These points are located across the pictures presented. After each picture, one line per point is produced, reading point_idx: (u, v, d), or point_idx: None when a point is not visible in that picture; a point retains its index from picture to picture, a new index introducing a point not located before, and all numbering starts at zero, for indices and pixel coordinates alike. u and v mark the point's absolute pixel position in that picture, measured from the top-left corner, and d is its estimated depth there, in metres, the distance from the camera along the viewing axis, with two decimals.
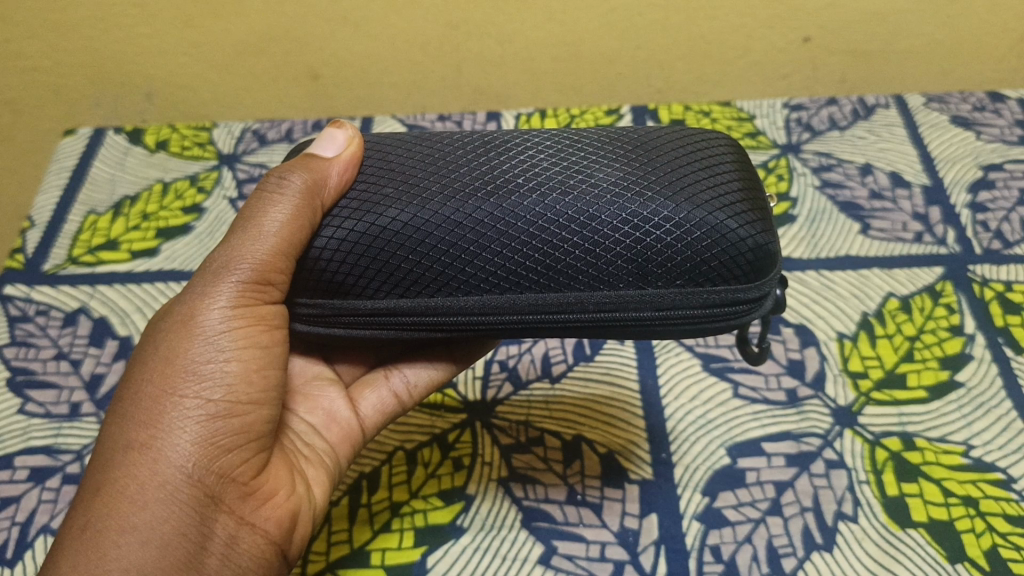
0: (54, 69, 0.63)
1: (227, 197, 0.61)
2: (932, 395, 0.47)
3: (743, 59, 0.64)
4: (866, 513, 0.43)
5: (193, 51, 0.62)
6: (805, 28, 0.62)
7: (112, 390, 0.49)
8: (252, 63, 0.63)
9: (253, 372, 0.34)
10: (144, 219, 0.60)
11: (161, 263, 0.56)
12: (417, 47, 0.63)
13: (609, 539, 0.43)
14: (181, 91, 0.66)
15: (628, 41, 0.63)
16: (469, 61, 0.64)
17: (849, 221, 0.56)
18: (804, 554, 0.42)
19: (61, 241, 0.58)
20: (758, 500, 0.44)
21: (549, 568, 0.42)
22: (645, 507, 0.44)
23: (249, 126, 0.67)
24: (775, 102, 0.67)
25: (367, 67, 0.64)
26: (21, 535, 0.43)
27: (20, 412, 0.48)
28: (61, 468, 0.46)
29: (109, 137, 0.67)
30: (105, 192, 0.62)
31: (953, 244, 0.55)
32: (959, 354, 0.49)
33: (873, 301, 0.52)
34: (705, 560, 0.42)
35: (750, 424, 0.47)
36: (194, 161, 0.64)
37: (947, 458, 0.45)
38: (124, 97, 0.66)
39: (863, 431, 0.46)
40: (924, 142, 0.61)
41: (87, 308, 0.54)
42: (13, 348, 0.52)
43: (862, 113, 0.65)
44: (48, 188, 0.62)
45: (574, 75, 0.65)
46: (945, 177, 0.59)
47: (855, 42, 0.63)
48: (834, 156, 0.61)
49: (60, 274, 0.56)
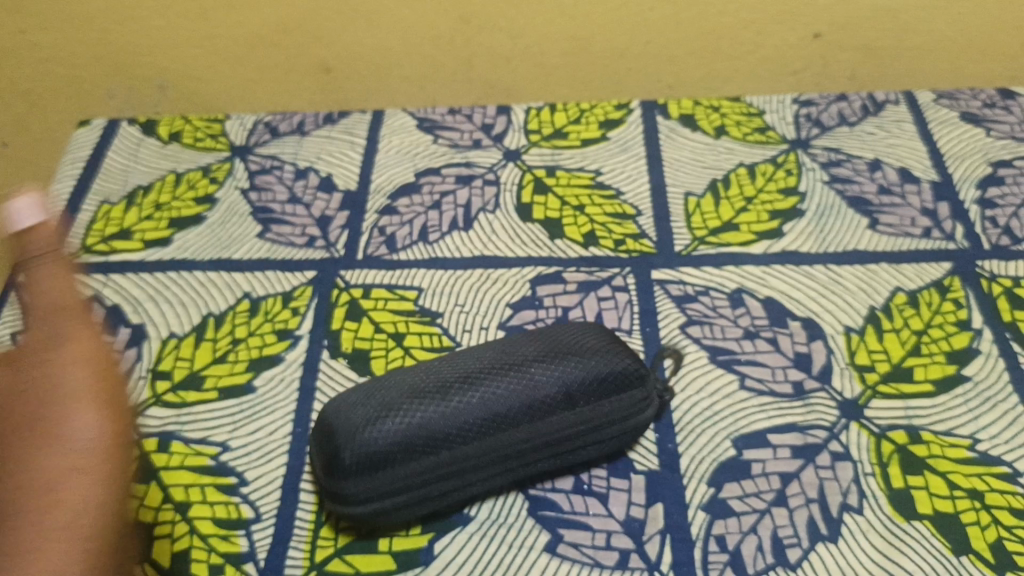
0: (69, 62, 0.64)
1: (239, 188, 0.61)
2: (939, 389, 0.47)
3: (755, 55, 0.64)
4: (872, 505, 0.43)
5: (205, 44, 0.63)
6: (816, 24, 0.62)
7: (124, 377, 0.50)
8: (264, 56, 0.64)
9: (48, 360, 0.36)
10: (157, 210, 0.60)
11: (173, 253, 0.57)
12: (427, 41, 0.64)
13: (615, 528, 0.43)
14: (192, 83, 0.66)
15: (637, 36, 0.63)
16: (478, 55, 0.64)
17: (857, 216, 0.56)
18: (809, 545, 0.42)
19: (75, 231, 0.59)
20: (763, 491, 0.44)
21: (555, 556, 0.42)
22: (650, 496, 0.44)
23: (261, 118, 0.68)
24: (785, 97, 0.67)
25: (377, 60, 0.65)
26: None
27: None
28: None
29: (124, 127, 0.68)
30: (118, 183, 0.63)
31: (962, 239, 0.55)
32: (966, 348, 0.49)
33: (881, 296, 0.52)
34: (710, 550, 0.42)
35: (756, 416, 0.47)
36: (207, 153, 0.64)
37: (953, 452, 0.45)
38: (137, 90, 0.67)
39: (868, 423, 0.46)
40: (933, 138, 0.61)
41: (100, 296, 0.54)
42: None
43: (871, 108, 0.65)
44: (64, 179, 0.63)
45: (584, 70, 0.66)
46: (954, 173, 0.59)
47: (867, 39, 0.64)
48: (842, 151, 0.61)
49: (74, 263, 0.56)
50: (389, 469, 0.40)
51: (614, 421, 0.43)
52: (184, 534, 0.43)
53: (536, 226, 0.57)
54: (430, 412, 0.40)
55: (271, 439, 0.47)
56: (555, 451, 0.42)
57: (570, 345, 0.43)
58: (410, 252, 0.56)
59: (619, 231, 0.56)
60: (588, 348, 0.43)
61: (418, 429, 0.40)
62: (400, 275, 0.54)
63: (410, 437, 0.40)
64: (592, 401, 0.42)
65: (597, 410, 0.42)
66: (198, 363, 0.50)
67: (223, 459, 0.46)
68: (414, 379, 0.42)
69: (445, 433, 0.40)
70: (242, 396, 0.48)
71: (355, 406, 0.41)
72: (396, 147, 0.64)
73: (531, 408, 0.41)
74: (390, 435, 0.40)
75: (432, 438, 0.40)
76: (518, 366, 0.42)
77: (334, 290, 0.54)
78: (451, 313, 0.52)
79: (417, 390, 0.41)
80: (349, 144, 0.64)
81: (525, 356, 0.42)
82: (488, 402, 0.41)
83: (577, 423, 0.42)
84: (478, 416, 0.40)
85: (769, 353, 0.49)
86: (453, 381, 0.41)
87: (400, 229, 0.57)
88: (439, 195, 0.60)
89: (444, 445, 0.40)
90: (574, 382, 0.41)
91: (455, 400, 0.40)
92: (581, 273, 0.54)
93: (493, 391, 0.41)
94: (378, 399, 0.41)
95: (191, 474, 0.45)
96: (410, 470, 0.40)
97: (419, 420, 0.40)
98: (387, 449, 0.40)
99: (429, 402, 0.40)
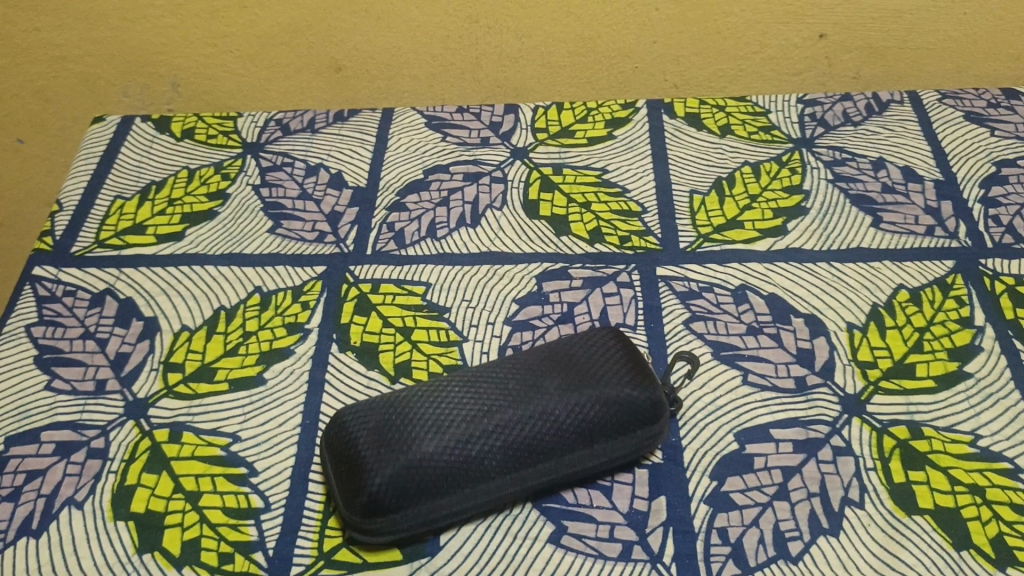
0: (84, 59, 0.68)
1: (251, 184, 0.62)
2: (940, 385, 0.48)
3: (760, 55, 0.66)
4: (872, 499, 0.44)
5: (219, 42, 0.66)
6: (820, 25, 0.64)
7: (137, 369, 0.50)
8: (279, 54, 0.67)
9: None
10: (170, 204, 0.61)
11: (185, 247, 0.58)
12: (437, 39, 0.66)
13: (618, 520, 0.44)
14: (205, 81, 0.69)
15: (641, 37, 0.65)
16: (486, 54, 0.66)
17: (861, 214, 0.57)
18: (810, 538, 0.42)
19: (89, 224, 0.60)
20: (765, 485, 0.44)
21: (558, 547, 0.43)
22: (654, 489, 0.45)
23: (273, 116, 0.68)
24: (790, 97, 0.67)
25: (388, 59, 0.67)
26: (46, 507, 0.45)
27: (47, 388, 0.50)
28: (86, 443, 0.47)
29: (137, 124, 0.68)
30: (131, 178, 0.63)
31: (965, 238, 0.55)
32: (967, 345, 0.49)
33: (884, 293, 0.52)
34: (712, 543, 0.43)
35: (759, 410, 0.47)
36: (219, 150, 0.65)
37: (954, 447, 0.45)
38: (151, 87, 0.69)
39: (870, 419, 0.47)
40: (937, 137, 0.62)
41: (114, 289, 0.55)
42: (40, 327, 0.53)
43: (876, 107, 0.65)
44: (77, 174, 0.64)
45: (587, 70, 0.68)
46: (957, 172, 0.59)
47: (869, 40, 0.65)
48: (846, 150, 0.62)
49: (88, 257, 0.57)
50: (415, 504, 0.41)
51: (630, 449, 0.44)
52: (195, 524, 0.44)
53: (543, 223, 0.58)
54: (457, 449, 0.41)
55: (281, 430, 0.47)
56: (565, 467, 0.43)
57: (590, 376, 0.44)
58: (419, 247, 0.57)
59: (624, 228, 0.57)
60: (606, 378, 0.44)
61: (445, 466, 0.41)
62: (408, 271, 0.55)
63: (437, 473, 0.41)
64: (608, 436, 0.43)
65: (612, 446, 0.43)
66: (209, 356, 0.51)
67: (232, 450, 0.47)
68: (436, 405, 0.43)
69: (470, 470, 0.41)
70: (252, 388, 0.49)
71: (379, 433, 0.42)
72: (404, 145, 0.65)
73: (550, 445, 0.42)
74: (418, 471, 0.41)
75: (458, 476, 0.41)
76: (541, 401, 0.43)
77: (343, 285, 0.54)
78: (458, 308, 0.53)
79: (442, 421, 0.42)
80: (358, 141, 0.65)
81: (546, 388, 0.43)
82: (512, 440, 0.42)
83: (593, 454, 0.43)
84: (502, 453, 0.42)
85: (771, 350, 0.50)
86: (478, 414, 0.42)
87: (408, 226, 0.58)
88: (447, 192, 0.60)
89: (468, 482, 0.41)
90: (593, 420, 0.43)
91: (481, 437, 0.42)
92: (586, 269, 0.55)
93: (517, 429, 0.42)
94: (403, 429, 0.42)
95: (201, 464, 0.46)
96: (435, 506, 0.41)
97: (447, 457, 0.41)
98: (415, 485, 0.41)
99: (455, 437, 0.41)
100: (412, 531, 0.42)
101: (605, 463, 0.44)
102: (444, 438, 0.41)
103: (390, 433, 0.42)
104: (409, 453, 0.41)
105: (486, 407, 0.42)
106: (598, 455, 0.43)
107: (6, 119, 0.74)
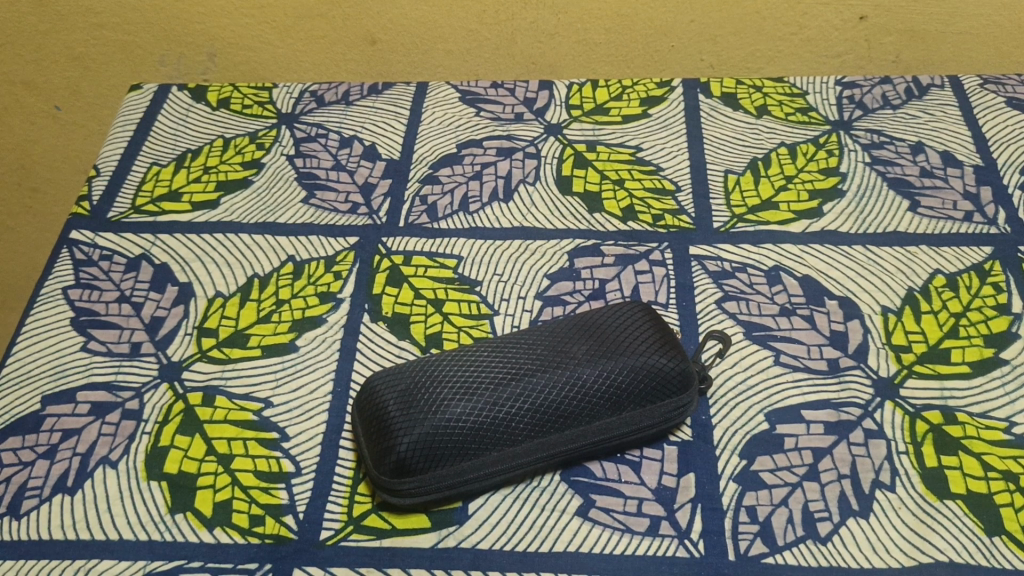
0: (123, 27, 0.68)
1: (285, 154, 0.62)
2: (976, 371, 0.47)
3: (797, 36, 0.66)
4: (904, 483, 0.43)
5: (255, 13, 0.66)
6: (861, 7, 0.64)
7: (171, 332, 0.51)
8: (315, 26, 0.67)
9: None
10: (205, 172, 0.61)
11: (220, 215, 0.58)
12: (473, 14, 0.66)
13: (646, 496, 0.44)
14: (240, 52, 0.69)
15: (677, 15, 0.65)
16: (521, 31, 0.66)
17: (898, 198, 0.56)
18: (839, 520, 0.42)
19: (126, 190, 0.60)
20: (796, 465, 0.44)
21: (586, 520, 0.43)
22: (683, 466, 0.45)
23: (308, 88, 0.68)
24: (828, 79, 0.66)
25: (424, 33, 0.67)
26: (81, 465, 0.45)
27: (83, 349, 0.50)
28: (121, 404, 0.48)
29: (174, 92, 0.68)
30: (167, 146, 0.64)
31: (1004, 224, 0.54)
32: (1004, 332, 0.49)
33: (920, 277, 0.52)
34: (741, 521, 0.43)
35: (791, 391, 0.47)
36: (254, 120, 0.65)
37: (989, 433, 0.45)
38: (187, 56, 0.70)
39: (904, 403, 0.46)
40: (978, 123, 0.61)
41: (149, 255, 0.56)
42: (77, 290, 0.54)
43: (916, 92, 0.64)
44: (114, 141, 0.64)
45: (623, 48, 0.68)
46: (998, 158, 0.58)
47: (910, 23, 0.65)
48: (885, 134, 0.61)
49: (124, 222, 0.58)
50: (442, 465, 0.41)
51: (657, 419, 0.44)
52: (227, 486, 0.44)
53: (575, 199, 0.58)
54: (483, 411, 0.42)
55: (313, 397, 0.48)
56: (594, 435, 0.43)
57: (618, 346, 0.44)
58: (451, 221, 0.57)
59: (657, 206, 0.57)
60: (636, 349, 0.44)
61: (471, 427, 0.41)
62: (441, 243, 0.55)
63: (463, 434, 0.41)
64: (634, 402, 0.43)
65: (641, 413, 0.43)
66: (243, 322, 0.51)
67: (265, 415, 0.47)
68: (464, 370, 0.43)
69: (496, 433, 0.42)
70: (284, 354, 0.50)
71: (407, 395, 0.43)
72: (439, 119, 0.65)
73: (576, 410, 0.42)
74: (444, 432, 0.41)
75: (484, 438, 0.42)
76: (567, 365, 0.43)
77: (375, 256, 0.55)
78: (489, 282, 0.53)
79: (469, 384, 0.42)
80: (393, 114, 0.65)
81: (573, 354, 0.43)
82: (538, 404, 0.42)
83: (620, 424, 0.43)
84: (529, 416, 0.42)
85: (804, 331, 0.50)
86: (505, 378, 0.43)
87: (441, 199, 0.58)
88: (480, 166, 0.60)
89: (495, 445, 0.42)
90: (620, 386, 0.43)
91: (507, 400, 0.42)
92: (618, 246, 0.54)
93: (543, 393, 0.42)
94: (429, 392, 0.42)
95: (233, 428, 0.46)
96: (463, 467, 0.42)
97: (472, 419, 0.41)
98: (441, 445, 0.41)
99: (482, 399, 0.42)
100: (441, 495, 0.43)
101: (633, 431, 0.44)
102: (470, 400, 0.42)
103: (417, 397, 0.42)
104: (435, 414, 0.41)
105: (513, 371, 0.43)
106: (626, 423, 0.43)
107: (44, 86, 0.75)
